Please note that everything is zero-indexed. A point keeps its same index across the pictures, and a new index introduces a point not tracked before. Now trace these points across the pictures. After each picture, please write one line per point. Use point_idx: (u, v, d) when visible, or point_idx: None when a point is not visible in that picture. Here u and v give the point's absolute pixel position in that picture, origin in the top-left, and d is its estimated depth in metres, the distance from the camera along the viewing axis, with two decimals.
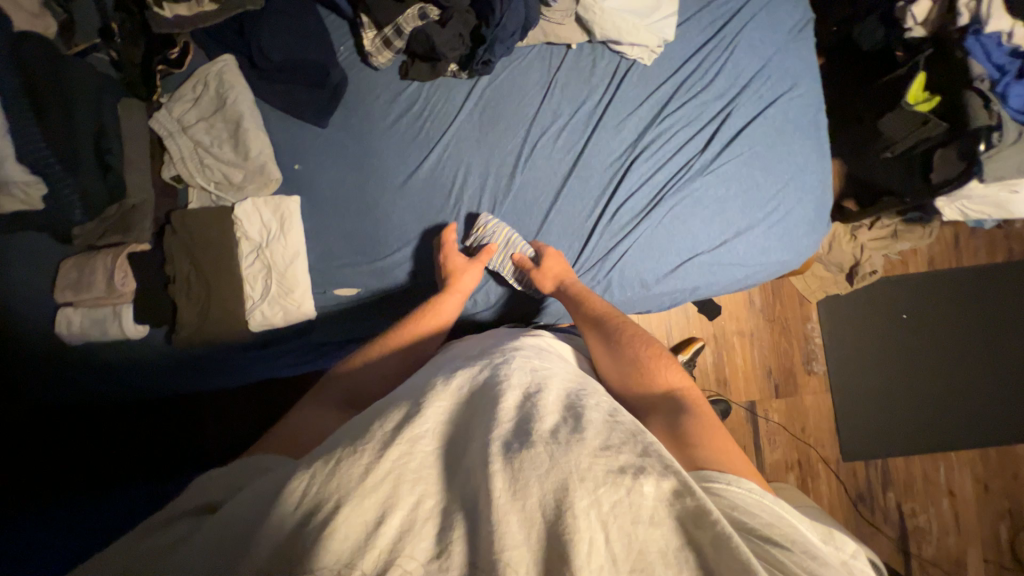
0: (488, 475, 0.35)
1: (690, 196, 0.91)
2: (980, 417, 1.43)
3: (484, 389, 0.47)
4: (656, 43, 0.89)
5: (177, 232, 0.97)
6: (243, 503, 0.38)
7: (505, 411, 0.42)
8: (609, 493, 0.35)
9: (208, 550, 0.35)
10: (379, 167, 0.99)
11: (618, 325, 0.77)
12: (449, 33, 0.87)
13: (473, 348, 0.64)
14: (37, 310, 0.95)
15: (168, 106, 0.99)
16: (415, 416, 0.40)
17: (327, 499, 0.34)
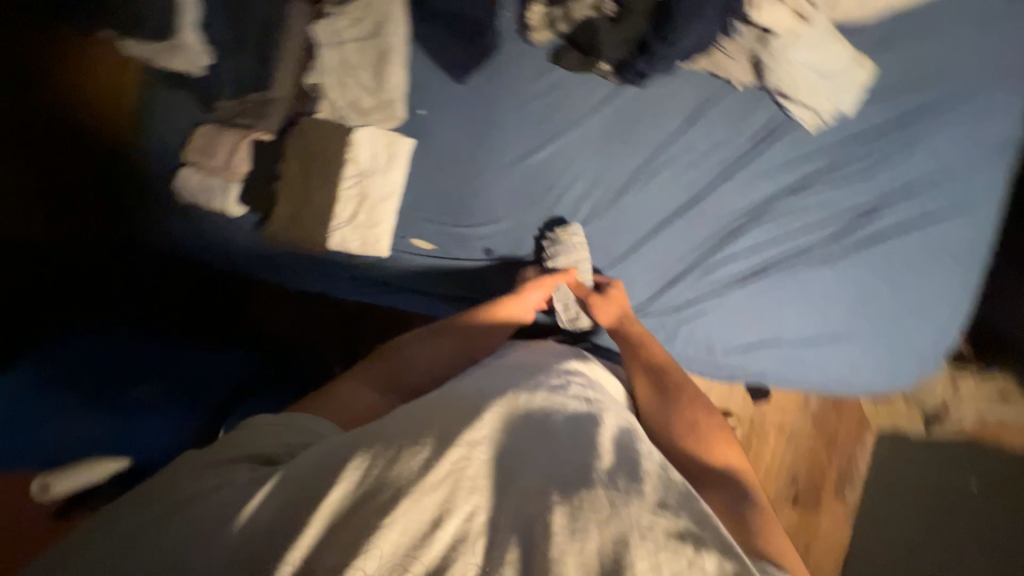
0: (547, 513, 0.44)
1: (797, 282, 0.83)
2: None
3: (539, 419, 0.53)
4: (827, 110, 0.81)
5: (301, 135, 1.02)
6: (303, 470, 0.48)
7: (561, 452, 0.49)
8: (667, 558, 0.42)
9: (271, 508, 0.46)
10: (496, 140, 0.99)
11: (673, 378, 0.75)
12: (615, 35, 0.84)
13: (521, 359, 0.68)
14: (163, 161, 1.04)
15: (331, 17, 1.01)
16: (473, 427, 0.49)
17: (387, 485, 0.44)
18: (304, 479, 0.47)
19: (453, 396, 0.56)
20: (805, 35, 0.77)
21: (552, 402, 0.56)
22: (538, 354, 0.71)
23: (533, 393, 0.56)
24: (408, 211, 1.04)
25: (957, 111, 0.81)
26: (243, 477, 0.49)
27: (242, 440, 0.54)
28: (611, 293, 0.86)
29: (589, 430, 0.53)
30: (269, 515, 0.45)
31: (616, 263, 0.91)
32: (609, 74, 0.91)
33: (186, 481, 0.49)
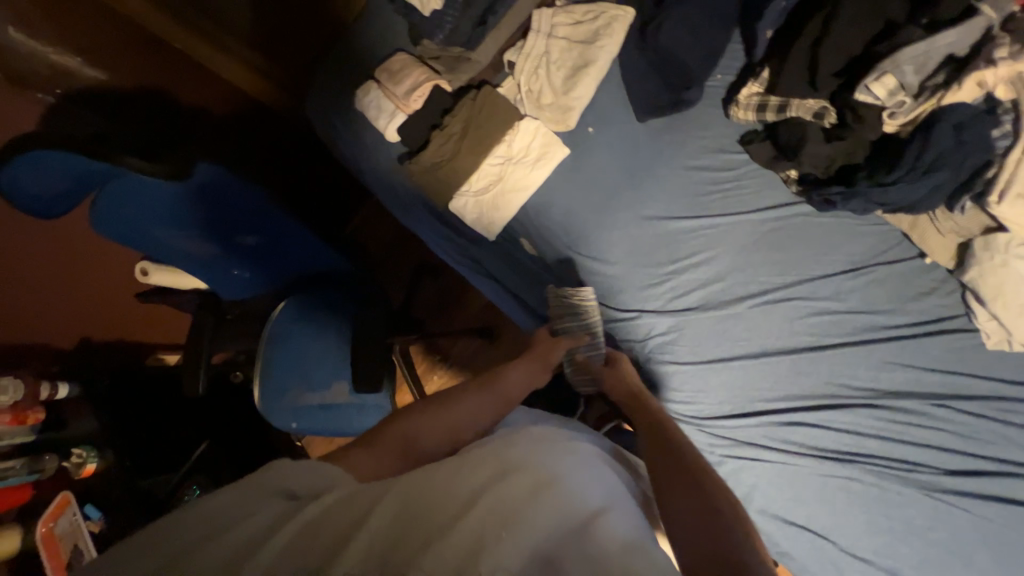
0: None
1: (881, 490, 0.75)
2: None
3: (527, 482, 0.49)
4: (1022, 343, 0.71)
5: (475, 100, 1.05)
6: (325, 509, 0.45)
7: (547, 526, 0.44)
8: None
9: (297, 543, 0.42)
10: (645, 190, 0.96)
11: (683, 455, 0.62)
12: (825, 152, 0.77)
13: (539, 430, 0.62)
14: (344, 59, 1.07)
15: (555, 9, 1.05)
16: (450, 486, 0.47)
17: (392, 529, 0.43)
18: (336, 515, 0.45)
19: (462, 463, 0.51)
20: None
21: (541, 468, 0.51)
22: (551, 431, 0.63)
23: (535, 470, 0.50)
24: (527, 211, 1.02)
25: None
26: (280, 509, 0.45)
27: (262, 481, 0.48)
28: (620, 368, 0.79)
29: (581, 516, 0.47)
30: (299, 537, 0.43)
31: (699, 365, 0.85)
32: (791, 182, 0.85)
33: (198, 525, 0.43)
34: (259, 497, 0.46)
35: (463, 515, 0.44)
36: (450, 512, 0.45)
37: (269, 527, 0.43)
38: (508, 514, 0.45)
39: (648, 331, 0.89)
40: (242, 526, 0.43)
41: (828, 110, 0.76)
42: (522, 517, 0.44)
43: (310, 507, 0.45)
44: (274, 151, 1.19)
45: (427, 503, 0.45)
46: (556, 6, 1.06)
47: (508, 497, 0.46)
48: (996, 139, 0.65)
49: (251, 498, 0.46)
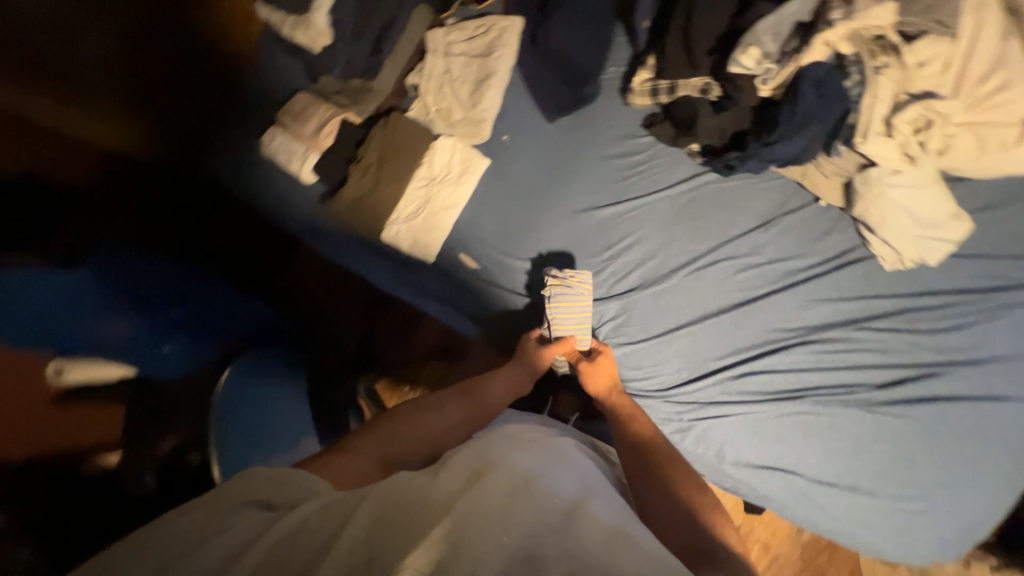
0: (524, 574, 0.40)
1: (830, 418, 0.80)
2: None
3: (506, 475, 0.52)
4: (911, 257, 0.77)
5: (386, 128, 1.05)
6: (302, 516, 0.45)
7: (524, 509, 0.47)
8: None
9: (272, 552, 0.42)
10: (568, 186, 1.00)
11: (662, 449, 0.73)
12: (715, 124, 0.84)
13: (513, 432, 0.65)
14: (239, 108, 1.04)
15: (448, 28, 1.07)
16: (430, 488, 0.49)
17: (372, 528, 0.44)
18: (316, 522, 0.44)
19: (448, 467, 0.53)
20: (905, 173, 0.75)
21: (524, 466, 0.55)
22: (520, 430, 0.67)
23: (519, 467, 0.54)
24: (461, 229, 1.05)
25: None
26: (252, 519, 0.45)
27: (229, 495, 0.48)
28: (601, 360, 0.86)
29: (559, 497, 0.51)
30: (274, 550, 0.42)
31: (650, 340, 0.90)
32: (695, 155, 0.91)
33: (162, 547, 0.42)
34: (227, 513, 0.46)
35: (456, 505, 0.46)
36: (436, 510, 0.46)
37: (240, 541, 0.43)
38: (503, 503, 0.47)
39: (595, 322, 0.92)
40: (210, 543, 0.42)
41: (710, 86, 0.84)
42: (512, 502, 0.47)
43: (286, 516, 0.45)
44: (176, 210, 1.06)
45: (412, 504, 0.47)
46: (448, 25, 1.09)
47: (502, 487, 0.49)
48: (849, 87, 0.72)
49: (217, 512, 0.46)
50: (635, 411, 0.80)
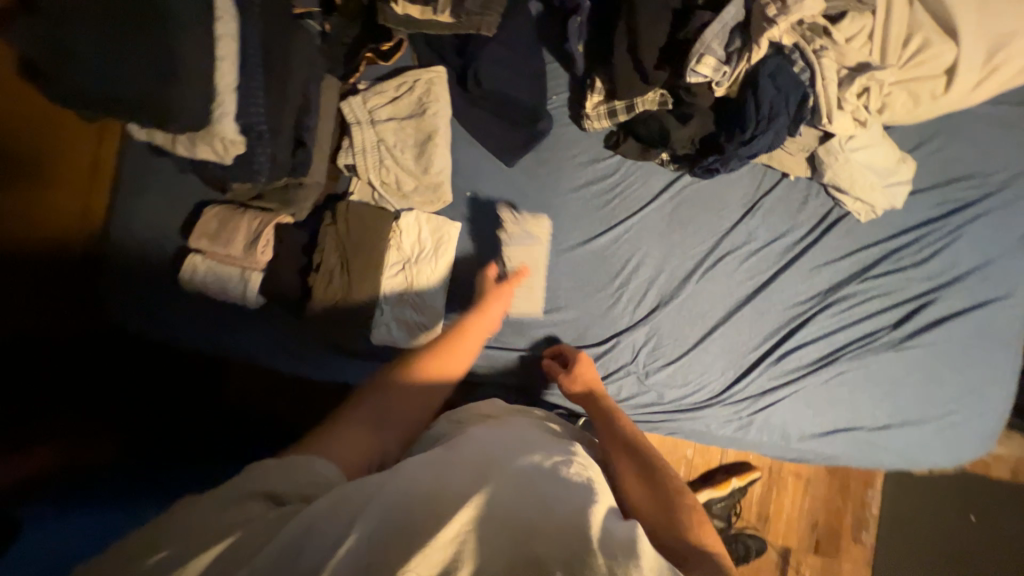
0: None
1: (867, 367, 0.86)
2: None
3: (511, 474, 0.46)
4: (883, 206, 0.85)
5: (335, 221, 0.94)
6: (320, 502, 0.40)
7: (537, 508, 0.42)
8: None
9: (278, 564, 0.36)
10: (552, 227, 0.95)
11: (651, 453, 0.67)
12: (686, 132, 0.85)
13: (535, 428, 0.62)
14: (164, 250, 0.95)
15: (365, 94, 0.99)
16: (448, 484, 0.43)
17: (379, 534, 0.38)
18: (331, 509, 0.39)
19: (475, 453, 0.49)
20: (861, 136, 0.81)
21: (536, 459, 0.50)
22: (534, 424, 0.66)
23: (558, 457, 0.51)
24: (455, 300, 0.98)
25: (999, 205, 0.86)
26: (260, 515, 0.40)
27: (231, 488, 0.42)
28: (584, 364, 0.85)
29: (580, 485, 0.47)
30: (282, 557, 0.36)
31: (687, 351, 0.90)
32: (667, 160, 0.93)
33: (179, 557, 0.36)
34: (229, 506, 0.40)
35: (484, 490, 0.42)
36: (463, 492, 0.42)
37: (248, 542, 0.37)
38: (528, 503, 0.42)
39: (629, 354, 0.91)
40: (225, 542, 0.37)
41: (666, 97, 0.85)
42: (544, 494, 0.44)
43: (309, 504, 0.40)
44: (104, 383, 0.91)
45: (435, 482, 0.43)
46: (363, 91, 1.00)
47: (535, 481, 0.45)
48: (798, 73, 0.76)
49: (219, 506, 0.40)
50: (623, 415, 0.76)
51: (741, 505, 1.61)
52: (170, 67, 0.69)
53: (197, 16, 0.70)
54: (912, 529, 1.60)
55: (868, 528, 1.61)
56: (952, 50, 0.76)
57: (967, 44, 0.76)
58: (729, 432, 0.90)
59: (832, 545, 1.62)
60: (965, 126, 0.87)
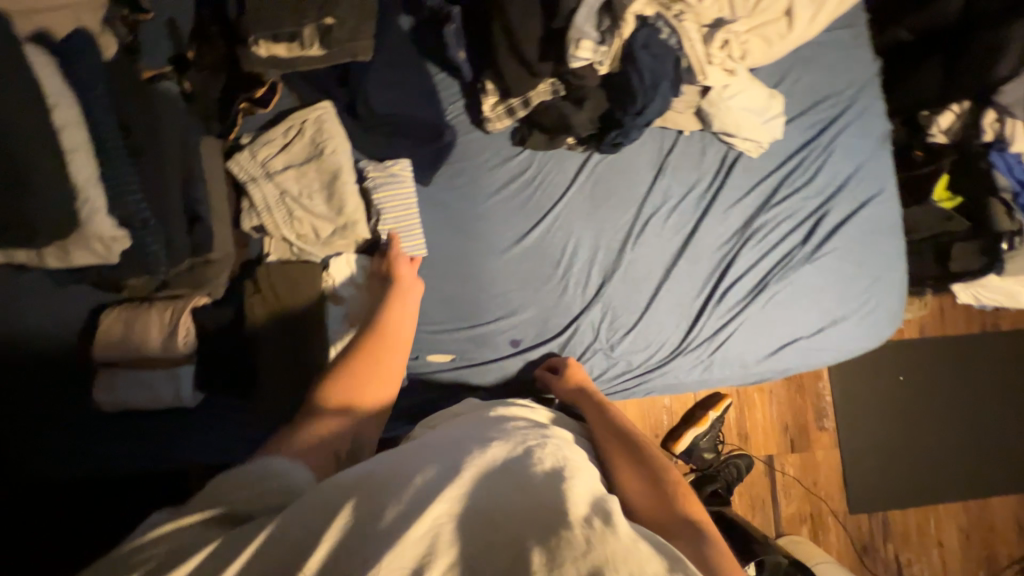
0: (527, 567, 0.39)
1: (792, 284, 0.95)
2: (953, 460, 1.84)
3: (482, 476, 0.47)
4: (766, 140, 0.95)
5: (259, 290, 0.89)
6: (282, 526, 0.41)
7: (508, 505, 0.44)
8: None
9: None
10: (484, 233, 0.96)
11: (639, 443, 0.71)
12: (583, 115, 0.88)
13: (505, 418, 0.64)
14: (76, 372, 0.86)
15: (252, 148, 0.92)
16: (419, 486, 0.44)
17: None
18: (319, 499, 0.43)
19: (461, 451, 0.52)
20: (734, 83, 0.89)
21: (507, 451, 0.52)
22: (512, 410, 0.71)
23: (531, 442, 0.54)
24: None
25: (856, 116, 0.98)
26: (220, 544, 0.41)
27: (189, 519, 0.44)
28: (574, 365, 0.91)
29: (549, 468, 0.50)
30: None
31: (641, 315, 0.95)
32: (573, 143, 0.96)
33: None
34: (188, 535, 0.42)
35: (459, 486, 0.45)
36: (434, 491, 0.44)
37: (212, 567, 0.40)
38: (508, 496, 0.45)
39: (592, 334, 0.95)
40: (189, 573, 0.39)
41: (557, 85, 0.88)
42: (523, 483, 0.47)
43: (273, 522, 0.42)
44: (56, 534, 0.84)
45: (413, 475, 0.46)
46: (249, 145, 0.93)
47: (517, 475, 0.48)
48: (667, 39, 0.82)
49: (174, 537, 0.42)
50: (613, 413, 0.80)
51: (723, 432, 1.75)
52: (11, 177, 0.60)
53: (27, 112, 0.61)
54: (861, 402, 1.82)
55: (828, 415, 1.82)
56: None
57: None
58: (697, 375, 0.97)
59: (804, 440, 1.80)
60: (813, 54, 0.98)
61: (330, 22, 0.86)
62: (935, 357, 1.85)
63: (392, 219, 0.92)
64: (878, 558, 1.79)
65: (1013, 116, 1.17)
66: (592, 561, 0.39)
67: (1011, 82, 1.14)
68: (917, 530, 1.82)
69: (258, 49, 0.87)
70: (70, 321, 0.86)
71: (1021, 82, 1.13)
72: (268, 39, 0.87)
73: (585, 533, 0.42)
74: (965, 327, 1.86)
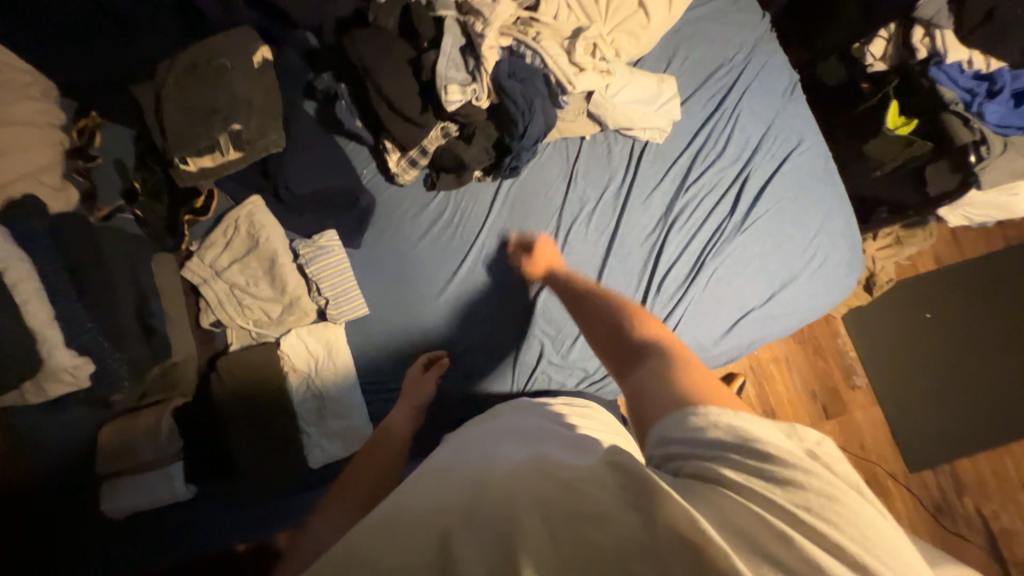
0: (442, 539, 0.44)
1: (729, 257, 0.93)
2: (1011, 391, 1.67)
3: (423, 491, 0.55)
4: (666, 124, 0.94)
5: (224, 380, 0.96)
6: None
7: (437, 502, 0.51)
8: (554, 506, 0.45)
9: None
10: (418, 279, 1.01)
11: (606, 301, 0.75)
12: (476, 149, 0.92)
13: (471, 435, 0.73)
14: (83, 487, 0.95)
15: (199, 252, 1.00)
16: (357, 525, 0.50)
17: None
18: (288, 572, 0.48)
19: (423, 475, 0.60)
20: (615, 80, 0.90)
21: (455, 469, 0.60)
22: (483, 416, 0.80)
23: (477, 454, 0.63)
24: (369, 389, 1.01)
25: (754, 77, 0.97)
26: None
27: None
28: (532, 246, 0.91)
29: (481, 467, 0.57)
30: None
31: None
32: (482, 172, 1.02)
33: None
34: None
35: (398, 505, 0.51)
36: (374, 517, 0.50)
37: None
38: (444, 495, 0.52)
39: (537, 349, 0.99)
40: None
41: (447, 127, 0.91)
42: (456, 485, 0.54)
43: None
44: None
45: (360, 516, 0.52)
46: (198, 249, 1.01)
47: (457, 479, 0.55)
48: (532, 61, 0.85)
49: None
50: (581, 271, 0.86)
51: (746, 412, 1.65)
52: None
53: None
54: (890, 350, 1.69)
55: (857, 371, 1.69)
56: None
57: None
58: None
59: (838, 403, 1.68)
60: (695, 30, 0.99)
61: (237, 127, 0.94)
62: (960, 285, 1.71)
63: (330, 287, 0.98)
64: (957, 516, 1.61)
65: (940, 28, 1.14)
66: (507, 509, 0.46)
67: None
68: (993, 478, 1.64)
69: (188, 166, 0.95)
70: None
71: None
72: (193, 155, 0.94)
73: (500, 501, 0.48)
74: (985, 246, 1.72)
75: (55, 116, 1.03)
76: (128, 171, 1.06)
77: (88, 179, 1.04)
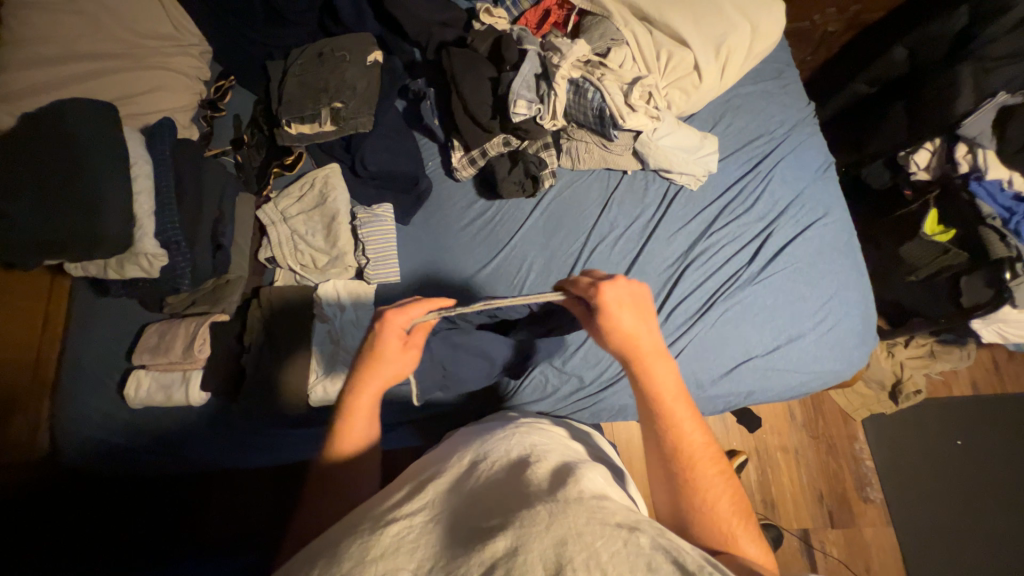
0: (481, 547, 0.41)
1: (740, 303, 0.98)
2: None
3: (443, 500, 0.50)
4: (702, 173, 1.04)
5: (261, 306, 1.07)
6: None
7: (462, 523, 0.45)
8: (607, 544, 0.40)
9: None
10: (451, 263, 1.11)
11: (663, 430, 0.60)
12: (519, 170, 1.07)
13: (487, 431, 0.67)
14: (111, 371, 1.06)
15: (276, 199, 1.15)
16: (382, 518, 0.47)
17: None
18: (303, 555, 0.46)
19: (435, 481, 0.54)
20: (663, 126, 1.01)
21: (474, 473, 0.54)
22: (491, 421, 0.82)
23: (501, 458, 0.56)
24: None
25: (791, 150, 1.07)
26: None
27: None
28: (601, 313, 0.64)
29: (516, 474, 0.52)
30: None
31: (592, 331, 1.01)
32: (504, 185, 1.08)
33: None
34: None
35: (417, 518, 0.46)
36: (385, 521, 0.46)
37: None
38: (479, 505, 0.48)
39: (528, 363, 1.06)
40: None
41: (509, 139, 1.06)
42: (493, 480, 0.52)
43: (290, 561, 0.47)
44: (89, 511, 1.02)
45: (375, 513, 0.49)
46: (274, 197, 1.16)
47: (487, 480, 0.52)
48: (591, 95, 0.99)
49: None
50: (663, 381, 0.62)
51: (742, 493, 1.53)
52: (91, 205, 0.86)
53: (113, 164, 0.90)
54: (909, 469, 1.59)
55: (872, 484, 1.58)
56: (690, 53, 1.03)
57: (696, 46, 1.02)
58: None
59: (846, 513, 1.55)
60: (743, 102, 1.11)
61: (338, 105, 1.11)
62: (995, 417, 1.64)
63: (373, 250, 1.10)
64: None
65: (983, 147, 1.17)
66: (555, 535, 0.40)
67: (971, 115, 1.16)
68: None
69: (289, 128, 1.13)
70: (121, 331, 1.09)
71: (982, 113, 1.15)
72: (297, 121, 1.12)
73: (548, 509, 0.44)
74: None
75: (202, 73, 1.26)
76: (241, 125, 1.26)
77: (209, 124, 1.24)
